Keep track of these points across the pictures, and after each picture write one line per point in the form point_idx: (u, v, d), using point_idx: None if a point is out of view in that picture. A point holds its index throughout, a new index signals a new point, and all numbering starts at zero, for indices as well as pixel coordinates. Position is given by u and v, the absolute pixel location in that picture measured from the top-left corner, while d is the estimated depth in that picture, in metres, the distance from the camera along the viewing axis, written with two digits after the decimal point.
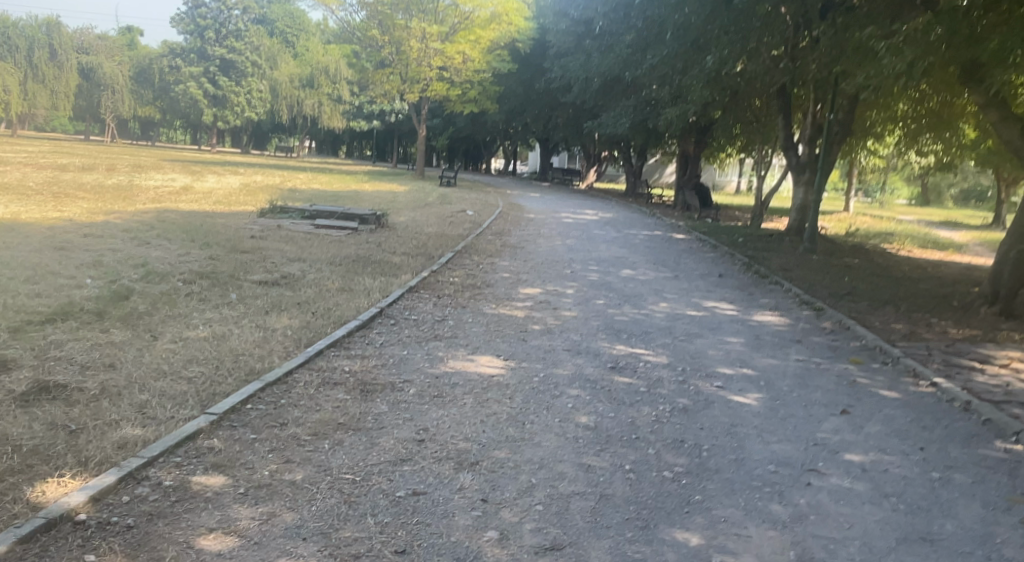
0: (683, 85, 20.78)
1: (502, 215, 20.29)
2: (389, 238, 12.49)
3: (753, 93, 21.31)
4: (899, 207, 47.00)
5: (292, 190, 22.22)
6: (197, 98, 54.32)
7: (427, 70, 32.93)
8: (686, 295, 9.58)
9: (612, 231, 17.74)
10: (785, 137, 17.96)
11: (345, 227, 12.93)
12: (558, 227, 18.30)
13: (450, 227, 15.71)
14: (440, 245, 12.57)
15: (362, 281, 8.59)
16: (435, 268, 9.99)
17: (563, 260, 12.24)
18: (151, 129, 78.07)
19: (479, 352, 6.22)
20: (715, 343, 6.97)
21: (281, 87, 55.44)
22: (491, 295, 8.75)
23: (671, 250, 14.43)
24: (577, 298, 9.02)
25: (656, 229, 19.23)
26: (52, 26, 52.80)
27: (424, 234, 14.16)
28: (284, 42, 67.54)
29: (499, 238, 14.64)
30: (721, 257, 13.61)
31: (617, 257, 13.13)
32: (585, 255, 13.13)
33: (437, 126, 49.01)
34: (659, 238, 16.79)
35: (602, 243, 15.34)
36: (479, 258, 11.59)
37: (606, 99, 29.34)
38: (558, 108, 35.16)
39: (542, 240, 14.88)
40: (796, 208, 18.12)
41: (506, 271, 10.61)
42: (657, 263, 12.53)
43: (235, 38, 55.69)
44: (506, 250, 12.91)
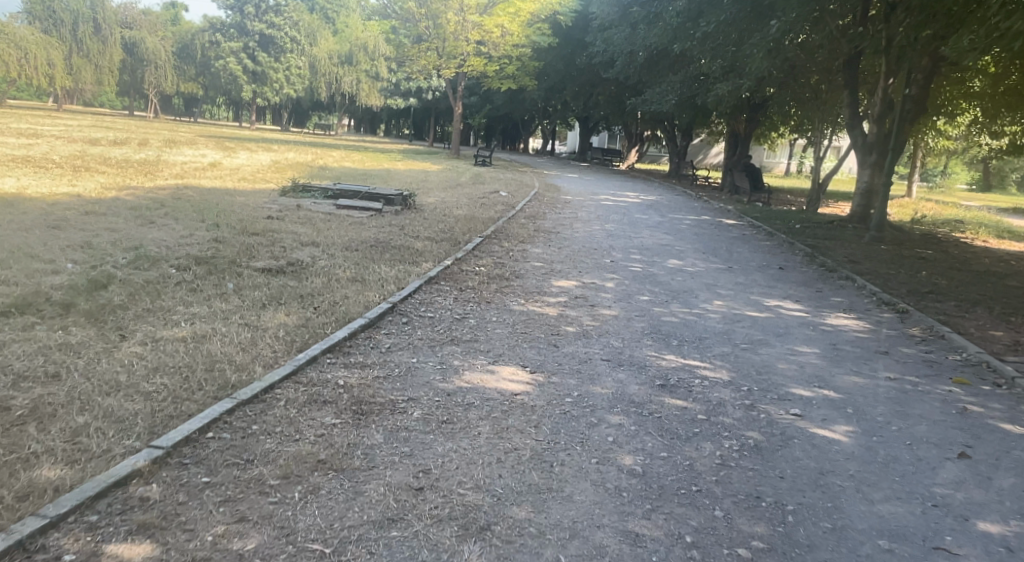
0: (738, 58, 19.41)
1: (539, 197, 19.26)
2: (414, 221, 11.64)
3: (814, 67, 19.83)
4: (959, 193, 44.73)
5: (323, 168, 21.49)
6: (237, 74, 53.98)
7: (465, 44, 31.89)
8: (742, 291, 8.52)
9: (656, 216, 16.60)
10: (851, 114, 16.54)
11: (368, 208, 12.10)
12: (598, 210, 17.24)
13: (482, 209, 14.79)
14: (468, 229, 11.67)
15: (376, 272, 7.70)
16: (460, 256, 9.10)
17: (602, 248, 11.22)
18: (194, 105, 78.50)
19: (503, 361, 5.28)
20: (783, 354, 5.95)
21: (320, 64, 54.88)
22: (521, 288, 7.83)
23: (721, 238, 13.30)
24: (618, 292, 8.03)
25: (703, 213, 18.04)
26: (96, 1, 52.99)
27: (453, 216, 13.26)
28: (324, 18, 67.08)
29: (534, 222, 13.68)
30: (776, 246, 12.46)
31: (662, 245, 12.08)
32: (627, 242, 12.10)
33: (475, 103, 48.00)
34: (708, 224, 15.63)
35: (646, 229, 14.25)
36: (510, 245, 10.67)
37: (652, 75, 27.98)
38: (601, 85, 33.89)
39: (579, 225, 13.88)
40: (859, 193, 16.77)
41: (539, 260, 9.66)
42: (707, 252, 11.46)
43: (274, 14, 55.14)
44: (540, 236, 11.95)
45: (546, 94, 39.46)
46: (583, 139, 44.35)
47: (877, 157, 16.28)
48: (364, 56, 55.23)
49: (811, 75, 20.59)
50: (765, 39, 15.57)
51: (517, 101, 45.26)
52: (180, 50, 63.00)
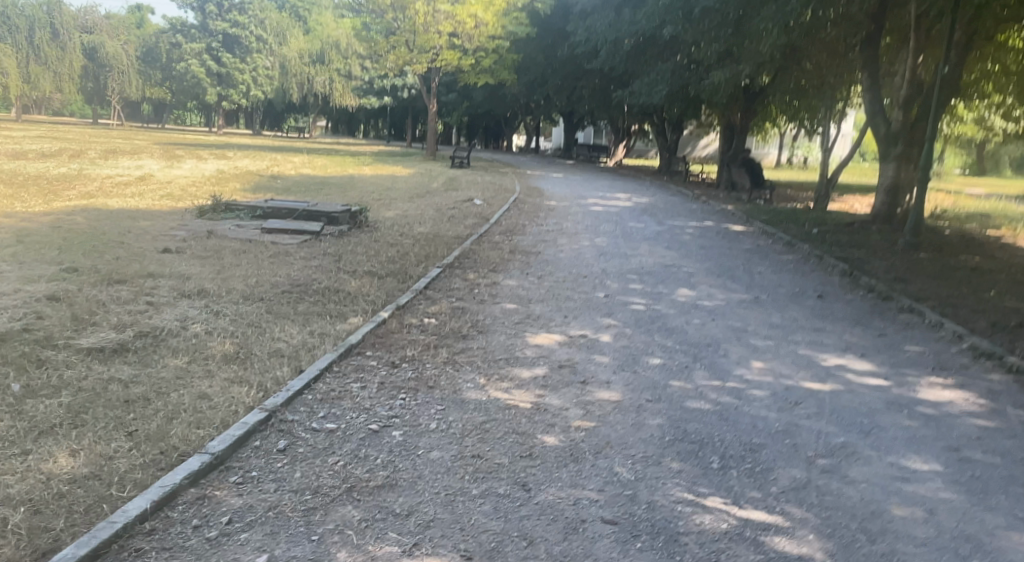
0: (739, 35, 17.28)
1: (519, 203, 17.01)
2: (357, 247, 9.42)
3: (824, 44, 17.70)
4: (957, 180, 43.14)
5: (274, 178, 19.14)
6: (201, 77, 51.70)
7: (436, 37, 29.60)
8: (786, 339, 6.30)
9: (653, 224, 14.41)
10: (871, 100, 14.53)
11: (303, 231, 9.89)
12: (584, 218, 15.00)
13: (445, 222, 12.62)
14: (426, 254, 9.47)
15: (270, 342, 5.39)
16: (404, 301, 6.84)
17: (591, 274, 9.02)
18: (163, 112, 75.71)
19: (429, 545, 2.98)
20: (892, 480, 3.70)
21: (290, 63, 52.00)
22: (481, 353, 5.58)
23: (735, 252, 11.10)
24: (618, 352, 5.80)
25: (704, 217, 15.83)
26: (53, 5, 49.92)
27: (407, 235, 11.07)
28: (294, 17, 64.57)
29: (509, 239, 11.48)
30: (801, 262, 10.29)
31: (664, 265, 9.88)
32: (621, 263, 9.90)
33: (452, 100, 45.77)
34: (712, 231, 13.44)
35: (642, 242, 12.04)
36: (476, 275, 8.46)
37: (639, 64, 25.81)
38: (584, 77, 31.73)
39: (563, 241, 11.70)
40: (883, 189, 14.73)
41: (513, 299, 7.45)
42: (721, 274, 9.24)
43: (238, 12, 52.95)
44: (515, 259, 9.78)
45: (526, 89, 37.28)
46: (567, 135, 42.15)
47: (904, 148, 14.28)
48: (336, 55, 52.29)
49: (820, 53, 18.50)
50: (777, 13, 13.48)
51: (495, 97, 43.05)
52: (144, 55, 60.01)
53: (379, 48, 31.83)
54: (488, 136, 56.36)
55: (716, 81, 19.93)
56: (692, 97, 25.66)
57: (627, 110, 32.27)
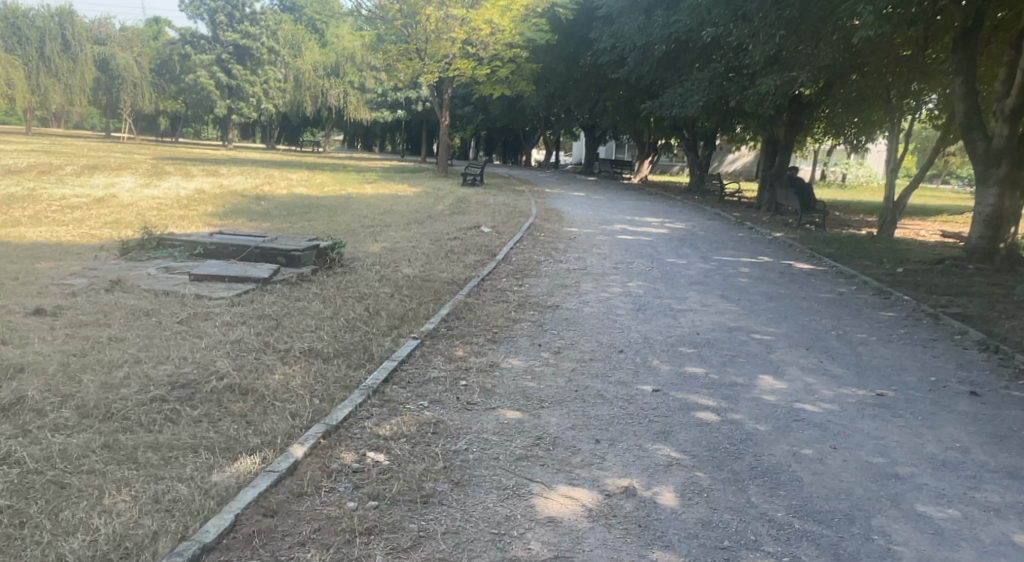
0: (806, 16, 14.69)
1: (536, 232, 14.58)
2: (310, 305, 6.95)
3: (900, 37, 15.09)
4: None
5: (258, 199, 16.78)
6: (210, 89, 49.16)
7: (449, 44, 27.47)
8: (973, 505, 3.76)
9: (697, 260, 11.89)
10: (966, 111, 12.25)
11: (246, 278, 7.48)
12: (613, 251, 12.55)
13: (439, 261, 10.17)
14: (403, 313, 6.99)
15: (49, 542, 2.94)
16: (348, 411, 4.40)
17: (630, 347, 6.54)
18: (177, 126, 74.29)
19: None
20: None
21: (304, 77, 50.72)
22: (450, 551, 3.09)
23: (813, 308, 8.56)
24: (694, 541, 3.31)
25: (755, 250, 13.32)
26: (65, 16, 48.29)
27: (387, 281, 8.62)
28: (310, 28, 63.04)
29: (518, 286, 9.04)
30: (909, 324, 7.75)
31: (728, 329, 7.35)
32: (668, 326, 7.40)
33: (468, 114, 43.67)
34: (772, 272, 10.92)
35: (690, 288, 9.53)
36: (468, 351, 6.00)
37: (671, 72, 23.33)
38: (609, 88, 29.41)
39: (588, 288, 9.22)
40: (982, 219, 12.34)
41: (516, 401, 4.98)
42: (810, 348, 6.72)
43: (249, 23, 50.60)
44: (526, 320, 7.33)
45: (546, 102, 35.07)
46: (589, 150, 39.80)
47: (1007, 168, 12.08)
48: (352, 68, 51.19)
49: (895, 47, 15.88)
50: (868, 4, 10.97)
51: (514, 110, 40.83)
52: (158, 67, 58.39)
53: (389, 57, 29.72)
54: (508, 150, 54.28)
55: (764, 89, 17.50)
56: (732, 108, 23.07)
57: (655, 124, 29.85)
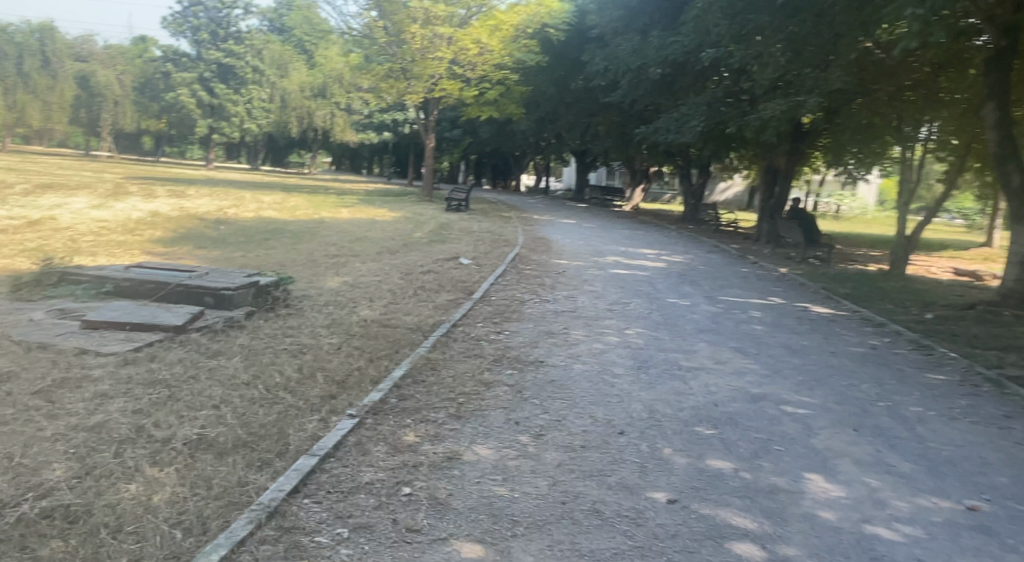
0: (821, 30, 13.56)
1: (521, 264, 13.21)
2: (224, 363, 5.48)
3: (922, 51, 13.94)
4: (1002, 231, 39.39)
5: (218, 224, 15.32)
6: (191, 108, 47.76)
7: (436, 65, 26.23)
8: None
9: (700, 301, 10.54)
10: (1000, 141, 11.07)
11: (154, 326, 6.04)
12: (605, 289, 11.17)
13: (405, 301, 8.75)
14: (345, 376, 5.52)
15: None
16: (224, 556, 2.94)
17: (634, 426, 5.11)
18: (160, 145, 72.75)
19: None
20: None
21: (290, 96, 48.99)
22: None
23: (846, 367, 7.19)
24: None
25: (762, 290, 11.99)
26: (45, 32, 46.71)
27: (337, 327, 7.18)
28: (298, 49, 62.03)
29: (496, 335, 7.64)
30: (968, 393, 6.38)
31: (752, 397, 5.95)
32: (677, 392, 5.99)
33: (456, 136, 42.57)
34: (788, 317, 9.57)
35: (697, 338, 8.14)
36: (421, 437, 4.53)
37: (667, 96, 22.16)
38: (601, 112, 28.33)
39: (577, 337, 7.82)
40: (1016, 260, 11.12)
41: (479, 526, 3.49)
42: (858, 430, 5.32)
43: (232, 41, 48.99)
44: (501, 383, 5.89)
45: (536, 126, 34.00)
46: (580, 176, 38.71)
47: None
48: (339, 89, 49.33)
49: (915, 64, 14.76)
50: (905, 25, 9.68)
51: (503, 134, 39.86)
52: (141, 86, 56.86)
53: (372, 76, 28.61)
54: (498, 174, 53.23)
55: (769, 113, 16.28)
56: (731, 135, 21.87)
57: (649, 149, 28.70)
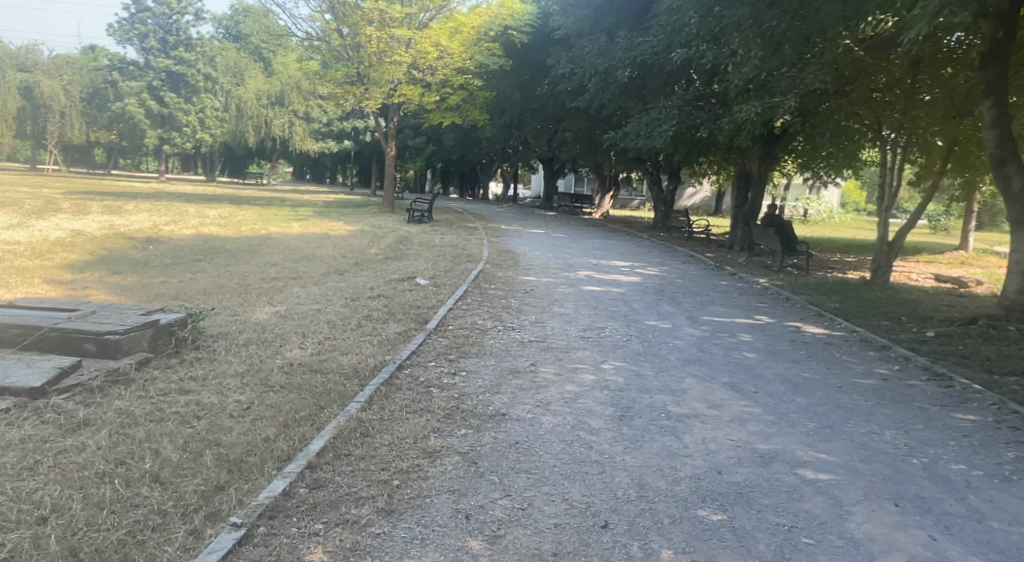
0: (800, 24, 12.60)
1: (483, 282, 12.02)
2: (81, 443, 4.19)
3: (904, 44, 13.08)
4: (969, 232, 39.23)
5: (148, 243, 13.87)
6: (139, 117, 45.68)
7: (393, 69, 25.05)
8: None
9: (682, 324, 9.45)
10: (998, 142, 10.20)
11: (2, 390, 4.76)
12: (576, 310, 10.02)
13: (344, 334, 7.47)
14: (242, 454, 4.26)
15: None
16: None
17: (620, 514, 3.93)
18: (113, 158, 70.13)
19: None
20: None
21: (247, 106, 47.47)
22: None
23: (862, 406, 6.09)
24: None
25: (747, 307, 10.94)
26: None
27: (252, 377, 5.89)
28: (255, 56, 60.31)
29: (450, 376, 6.42)
30: (1013, 441, 5.33)
31: (763, 458, 4.80)
32: (669, 453, 4.81)
33: (418, 144, 41.36)
34: (780, 341, 8.51)
35: (685, 372, 7.01)
36: (331, 553, 3.30)
37: (635, 98, 21.19)
38: (568, 118, 27.34)
39: (545, 376, 6.64)
40: (1019, 270, 10.20)
41: None
42: (901, 504, 4.21)
43: (184, 48, 47.33)
44: (450, 450, 4.66)
45: (501, 132, 32.90)
46: (546, 183, 37.71)
47: None
48: (297, 96, 48.11)
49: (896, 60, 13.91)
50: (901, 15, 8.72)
51: (467, 141, 38.73)
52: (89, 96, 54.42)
53: (327, 83, 27.32)
54: (464, 182, 52.05)
55: (744, 115, 15.29)
56: (702, 138, 20.95)
57: (617, 154, 27.73)
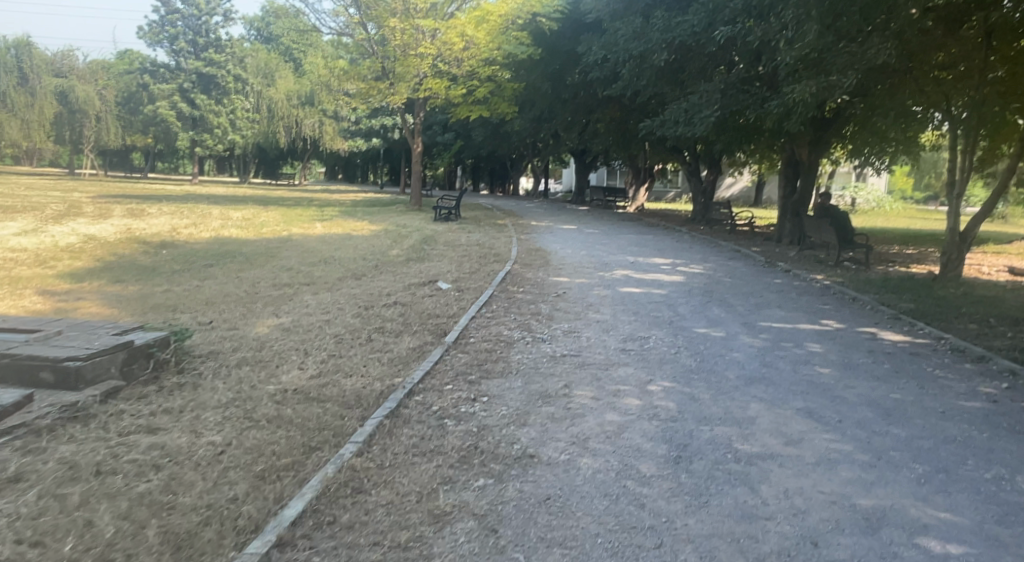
0: None
1: (512, 285, 11.03)
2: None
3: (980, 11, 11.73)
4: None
5: (159, 247, 13.13)
6: (170, 120, 46.02)
7: (419, 62, 24.21)
8: None
9: (738, 331, 8.35)
10: None
11: None
12: (617, 317, 8.96)
13: (351, 352, 6.52)
14: (197, 524, 3.32)
15: None
16: None
17: None
18: (147, 161, 70.54)
19: None
20: None
21: (275, 106, 46.65)
22: None
23: (975, 440, 4.97)
24: None
25: (808, 309, 9.77)
26: (22, 48, 44.05)
27: (234, 408, 4.96)
28: (286, 57, 60.23)
29: (471, 404, 5.43)
30: None
31: (868, 520, 3.74)
32: (747, 516, 3.77)
33: (448, 140, 40.58)
34: (855, 353, 7.36)
35: (749, 395, 5.93)
36: None
37: (673, 85, 19.98)
38: (602, 108, 26.24)
39: (582, 403, 5.62)
40: None
41: None
42: None
43: (213, 50, 47.58)
44: (464, 511, 3.67)
45: (532, 126, 31.87)
46: (580, 177, 36.54)
47: None
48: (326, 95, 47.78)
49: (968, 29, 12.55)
50: None
51: (498, 135, 37.79)
52: (124, 100, 54.25)
53: (352, 78, 26.55)
54: (496, 178, 51.08)
55: (797, 96, 14.01)
56: (746, 125, 19.66)
57: (654, 145, 26.51)
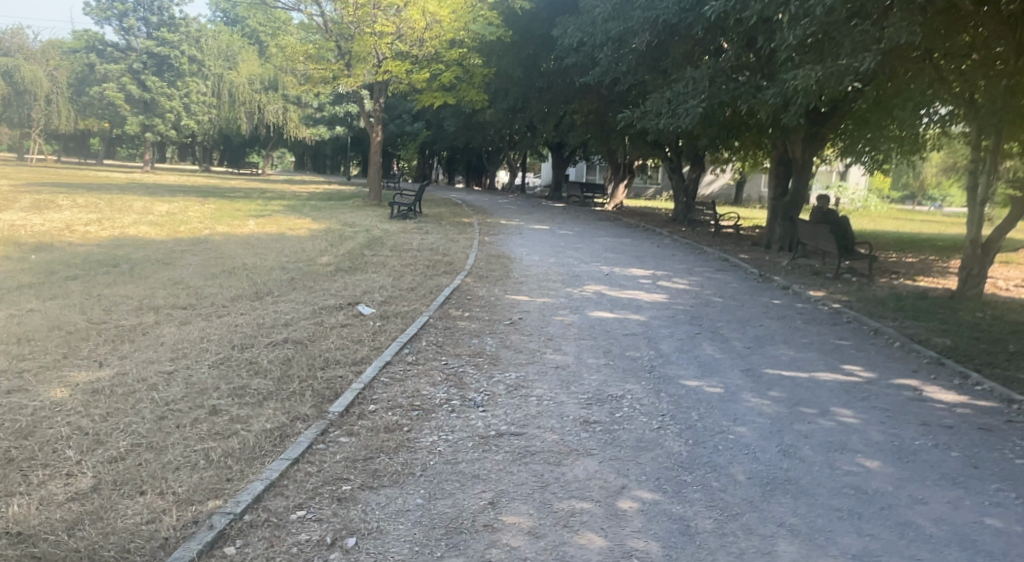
0: None
1: (454, 307, 8.80)
2: None
3: None
4: None
5: (29, 253, 10.64)
6: (118, 102, 42.59)
7: (375, 40, 21.78)
8: None
9: (740, 386, 6.23)
10: None
11: None
12: (581, 360, 6.77)
13: (168, 439, 4.27)
14: None
15: None
16: None
17: None
18: (102, 147, 66.98)
19: None
20: None
21: (237, 91, 45.80)
22: None
23: None
24: None
25: (824, 348, 7.66)
26: None
27: None
28: (250, 40, 57.52)
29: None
30: None
31: None
32: None
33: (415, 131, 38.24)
34: (905, 429, 5.26)
35: (773, 521, 3.80)
36: None
37: (654, 72, 17.78)
38: (578, 98, 24.13)
39: (509, 547, 3.45)
40: None
41: None
42: None
43: (166, 28, 44.31)
44: None
45: (503, 117, 29.59)
46: (555, 172, 34.34)
47: None
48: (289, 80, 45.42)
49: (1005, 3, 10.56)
50: None
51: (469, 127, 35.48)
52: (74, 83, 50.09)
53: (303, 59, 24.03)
54: (470, 171, 48.74)
55: (800, 84, 11.91)
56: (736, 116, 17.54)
57: (633, 138, 24.36)
